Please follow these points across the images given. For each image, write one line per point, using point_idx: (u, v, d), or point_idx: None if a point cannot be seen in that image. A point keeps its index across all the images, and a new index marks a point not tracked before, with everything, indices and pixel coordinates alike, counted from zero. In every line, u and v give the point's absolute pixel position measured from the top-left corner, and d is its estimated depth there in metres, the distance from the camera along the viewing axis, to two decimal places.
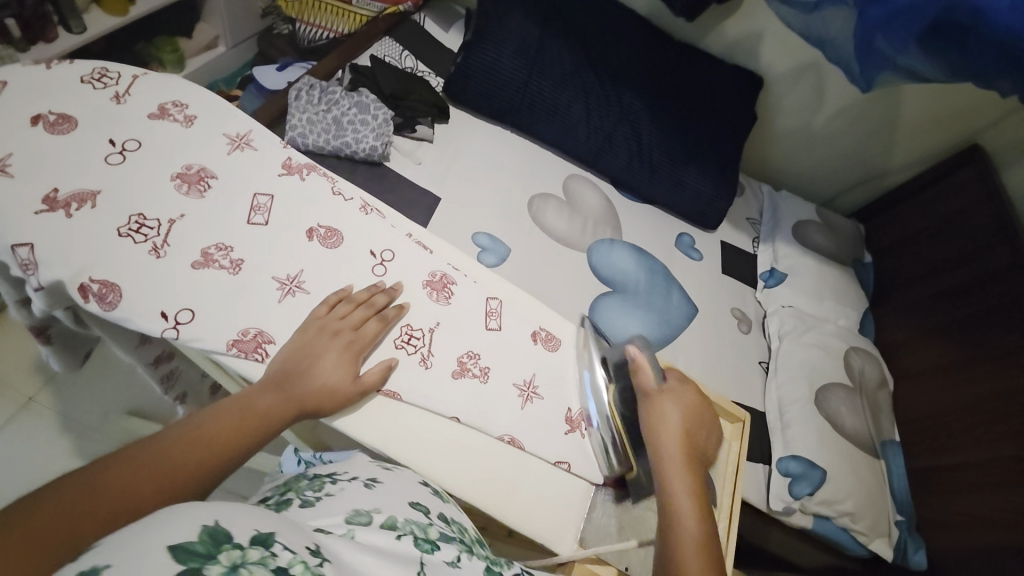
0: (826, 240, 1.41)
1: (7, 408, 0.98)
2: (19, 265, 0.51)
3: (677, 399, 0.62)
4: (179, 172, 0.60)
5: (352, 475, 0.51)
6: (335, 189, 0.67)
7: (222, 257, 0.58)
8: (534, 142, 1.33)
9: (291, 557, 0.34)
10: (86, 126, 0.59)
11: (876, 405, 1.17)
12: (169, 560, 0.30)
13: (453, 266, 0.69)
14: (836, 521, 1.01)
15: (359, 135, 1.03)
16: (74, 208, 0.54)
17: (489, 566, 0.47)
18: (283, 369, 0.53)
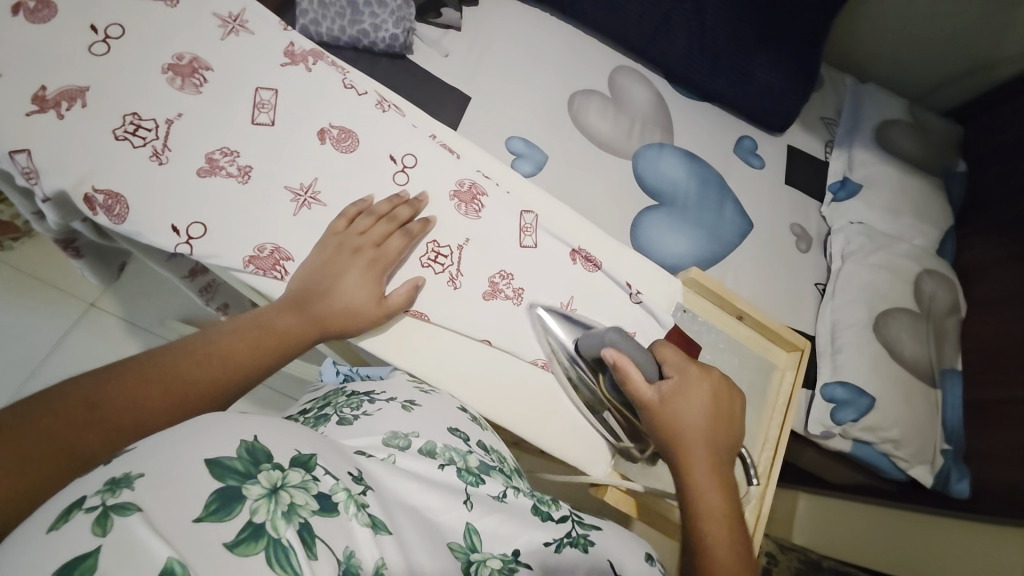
0: (915, 145, 1.21)
1: (75, 311, 1.05)
2: (21, 173, 0.48)
3: (686, 395, 0.53)
4: (170, 63, 0.54)
5: (390, 396, 0.51)
6: (347, 82, 0.60)
7: (229, 163, 0.53)
8: (577, 27, 1.14)
9: (333, 483, 0.35)
10: (66, 11, 0.53)
11: (942, 333, 1.07)
12: (208, 478, 0.30)
13: (482, 174, 0.62)
14: (877, 447, 0.98)
15: (378, 21, 0.90)
16: (65, 107, 0.50)
17: (536, 504, 0.47)
18: (304, 288, 0.51)
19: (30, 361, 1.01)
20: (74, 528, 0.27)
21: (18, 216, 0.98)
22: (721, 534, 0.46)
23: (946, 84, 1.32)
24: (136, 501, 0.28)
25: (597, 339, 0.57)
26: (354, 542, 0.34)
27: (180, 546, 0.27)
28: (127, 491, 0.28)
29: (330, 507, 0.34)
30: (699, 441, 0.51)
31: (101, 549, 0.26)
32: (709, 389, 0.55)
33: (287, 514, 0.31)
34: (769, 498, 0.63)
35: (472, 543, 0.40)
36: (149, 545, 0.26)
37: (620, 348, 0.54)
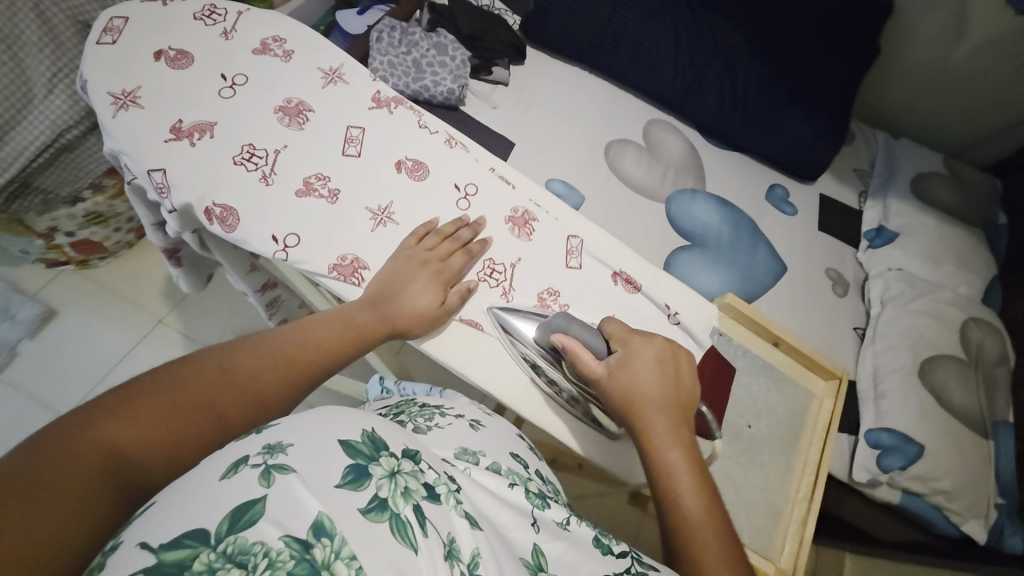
0: (952, 196, 1.22)
1: (144, 326, 1.14)
2: (155, 188, 0.57)
3: (632, 362, 0.55)
4: (281, 105, 0.64)
5: (457, 413, 0.58)
6: (421, 123, 0.68)
7: (321, 186, 0.61)
8: (614, 84, 1.25)
9: (435, 477, 0.40)
10: (200, 61, 0.63)
11: (991, 381, 1.03)
12: (343, 454, 0.36)
13: (534, 203, 0.68)
14: (927, 498, 0.93)
15: (438, 78, 1.02)
16: (196, 137, 0.60)
17: (598, 536, 0.48)
18: (380, 289, 0.57)
19: (100, 369, 1.09)
20: (247, 481, 0.32)
21: (109, 237, 1.12)
22: (688, 481, 0.49)
23: (984, 141, 1.34)
24: (290, 464, 0.34)
25: (544, 329, 0.58)
26: (454, 529, 0.39)
27: (325, 506, 0.32)
28: (282, 455, 0.34)
29: (435, 496, 0.39)
30: (652, 406, 0.53)
31: (267, 498, 0.31)
32: (653, 352, 0.57)
33: (405, 494, 0.36)
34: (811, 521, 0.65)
35: (540, 561, 0.43)
36: (306, 500, 0.32)
37: (567, 332, 0.57)
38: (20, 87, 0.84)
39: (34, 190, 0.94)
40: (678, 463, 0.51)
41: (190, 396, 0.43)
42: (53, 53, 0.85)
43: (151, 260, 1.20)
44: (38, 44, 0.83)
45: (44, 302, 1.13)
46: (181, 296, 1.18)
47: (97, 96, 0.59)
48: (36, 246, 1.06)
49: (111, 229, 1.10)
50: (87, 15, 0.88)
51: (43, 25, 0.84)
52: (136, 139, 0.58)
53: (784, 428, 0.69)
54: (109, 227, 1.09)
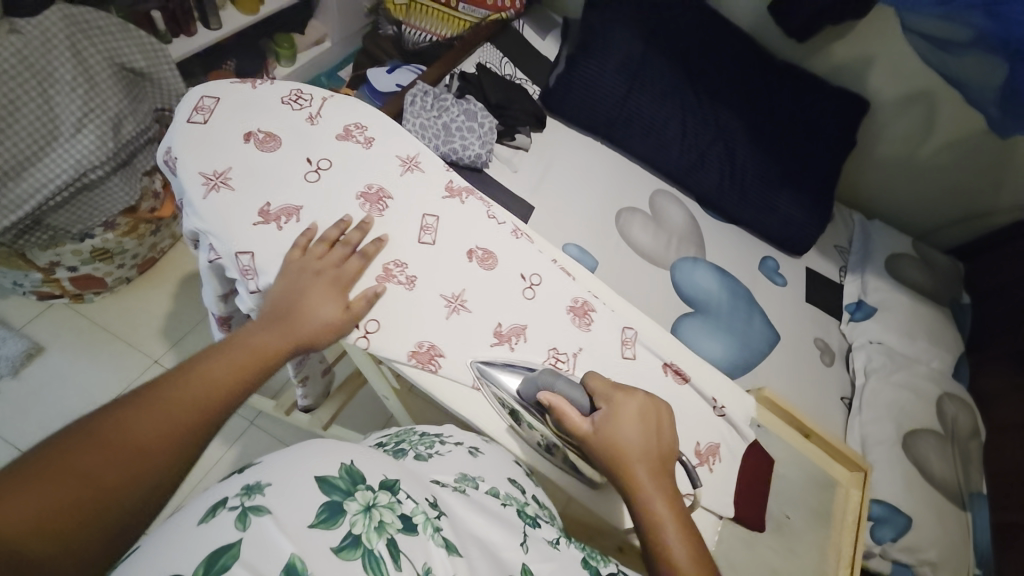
0: (922, 276, 1.35)
1: (138, 368, 1.09)
2: (241, 270, 0.56)
3: (611, 414, 0.54)
4: (362, 190, 0.63)
5: (458, 440, 0.56)
6: (490, 213, 0.68)
7: (399, 273, 0.60)
8: (625, 155, 1.33)
9: (413, 506, 0.40)
10: (288, 145, 0.63)
11: (966, 455, 1.11)
12: (317, 491, 0.37)
13: (593, 293, 0.68)
14: (917, 572, 0.98)
15: (466, 142, 1.07)
16: (284, 221, 0.59)
17: (586, 558, 0.48)
18: (279, 306, 0.52)
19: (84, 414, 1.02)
20: (223, 527, 0.34)
21: (110, 273, 1.08)
22: (676, 535, 0.49)
23: (944, 228, 1.50)
24: (265, 505, 0.35)
25: (529, 385, 0.57)
26: (431, 559, 0.38)
27: (300, 546, 0.34)
28: (259, 496, 0.36)
29: (411, 526, 0.39)
30: (634, 452, 0.53)
31: (242, 541, 0.33)
32: (637, 407, 0.55)
33: (378, 529, 0.37)
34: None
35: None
36: (273, 539, 0.33)
37: (553, 390, 0.55)
38: (48, 127, 0.82)
39: (44, 227, 0.90)
40: (665, 519, 0.50)
41: (95, 453, 0.37)
42: (86, 93, 0.85)
43: (150, 298, 1.17)
44: (72, 84, 0.83)
45: (30, 338, 1.07)
46: (180, 336, 1.14)
47: (188, 176, 0.58)
48: (31, 280, 1.02)
49: (114, 265, 1.07)
50: (125, 60, 0.90)
51: (79, 66, 0.84)
52: (225, 220, 0.57)
53: (814, 515, 0.72)
54: (113, 264, 1.07)
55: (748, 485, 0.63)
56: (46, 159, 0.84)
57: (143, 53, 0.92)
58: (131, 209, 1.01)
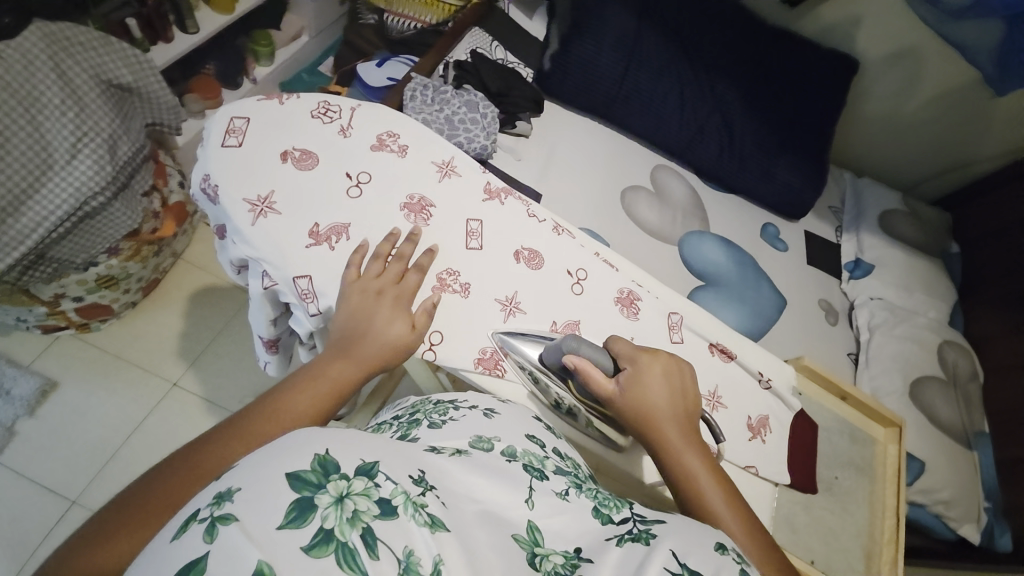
0: (914, 231, 1.40)
1: (158, 393, 1.08)
2: (299, 294, 0.56)
3: (643, 382, 0.56)
4: (405, 202, 0.63)
5: (472, 405, 0.56)
6: (530, 212, 0.68)
7: (454, 281, 0.61)
8: (623, 134, 1.33)
9: (392, 488, 0.36)
10: (325, 161, 0.62)
11: (968, 397, 1.18)
12: (286, 489, 0.33)
13: (636, 283, 0.69)
14: (930, 509, 1.05)
15: (471, 135, 1.04)
16: (334, 240, 0.58)
17: (597, 506, 0.46)
18: (346, 330, 0.53)
19: (114, 442, 1.03)
20: (192, 537, 0.31)
21: (118, 299, 1.07)
22: (709, 483, 0.52)
23: (927, 180, 1.55)
24: (233, 513, 0.32)
25: (554, 351, 0.57)
26: (412, 541, 0.34)
27: (267, 551, 0.30)
28: (228, 504, 0.32)
29: (390, 511, 0.35)
30: (668, 423, 0.55)
31: (208, 555, 0.30)
32: (661, 368, 0.57)
33: (352, 519, 0.33)
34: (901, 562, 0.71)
35: (535, 537, 0.41)
36: (240, 548, 0.30)
37: (579, 353, 0.55)
38: (43, 156, 0.79)
39: (49, 261, 0.88)
40: (697, 470, 0.53)
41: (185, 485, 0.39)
42: (76, 116, 0.81)
43: (160, 320, 1.15)
44: (62, 108, 0.79)
45: (43, 374, 1.06)
46: (197, 354, 1.13)
47: (234, 204, 0.57)
48: (37, 313, 1.00)
49: (120, 291, 1.06)
50: (112, 76, 0.86)
51: (66, 87, 0.80)
52: (277, 245, 0.57)
53: (855, 474, 0.75)
54: (119, 290, 1.05)
55: (796, 452, 0.67)
56: (44, 189, 0.80)
57: (127, 66, 0.88)
58: (133, 232, 0.99)
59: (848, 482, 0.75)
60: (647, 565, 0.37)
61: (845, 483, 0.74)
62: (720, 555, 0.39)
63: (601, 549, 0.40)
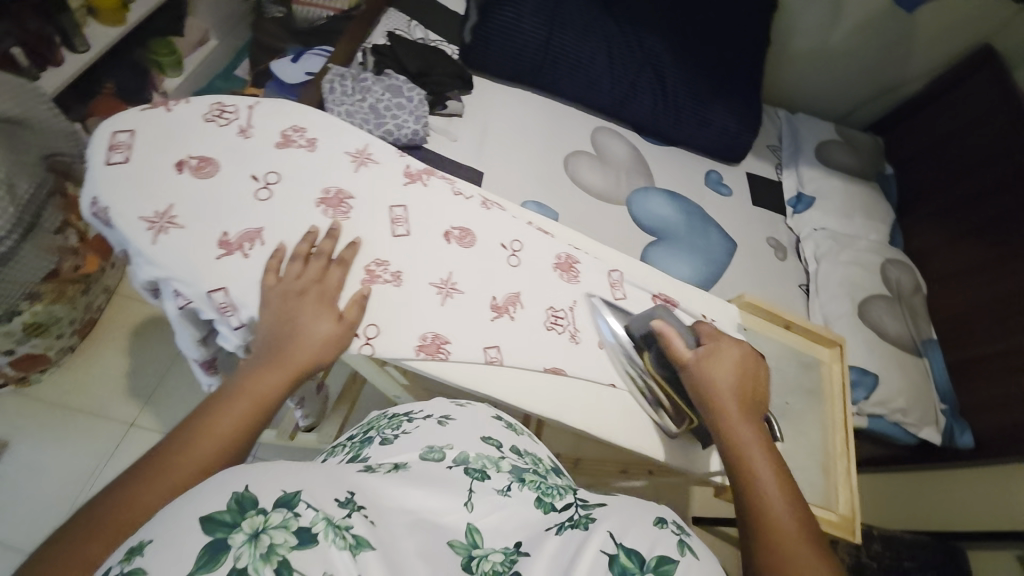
0: (850, 158, 1.45)
1: (116, 437, 1.04)
2: (217, 308, 0.53)
3: (718, 358, 0.60)
4: (320, 197, 0.61)
5: (427, 415, 0.61)
6: (455, 190, 0.68)
7: (383, 271, 0.59)
8: (560, 100, 1.32)
9: (313, 515, 0.36)
10: (227, 166, 0.59)
11: (912, 309, 1.25)
12: (198, 533, 0.33)
13: (574, 246, 0.71)
14: (890, 418, 1.11)
15: (400, 120, 1.01)
16: (248, 247, 0.56)
17: (540, 497, 0.49)
18: (273, 337, 0.51)
19: (74, 494, 0.98)
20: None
21: (52, 345, 1.01)
22: (788, 518, 0.50)
23: (860, 108, 1.60)
24: (144, 566, 0.31)
25: (644, 317, 0.64)
26: (332, 565, 0.34)
27: None
28: (139, 558, 0.32)
29: (309, 539, 0.35)
30: (731, 402, 0.58)
31: None
32: (739, 353, 0.62)
33: (266, 555, 0.32)
34: (856, 473, 0.75)
35: (473, 539, 0.43)
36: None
37: (664, 320, 0.62)
38: None
39: None
40: (778, 504, 0.52)
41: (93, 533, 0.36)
42: None
43: (104, 362, 1.10)
44: None
45: None
46: (152, 391, 1.09)
47: (129, 224, 0.54)
48: None
49: (53, 337, 1.00)
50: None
51: None
52: (184, 261, 0.54)
53: (812, 396, 0.79)
54: (51, 336, 0.99)
55: None
56: None
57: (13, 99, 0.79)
58: (53, 273, 0.93)
59: (801, 407, 0.78)
60: (584, 549, 0.40)
61: (796, 408, 0.78)
62: (658, 529, 0.43)
63: (540, 540, 0.43)
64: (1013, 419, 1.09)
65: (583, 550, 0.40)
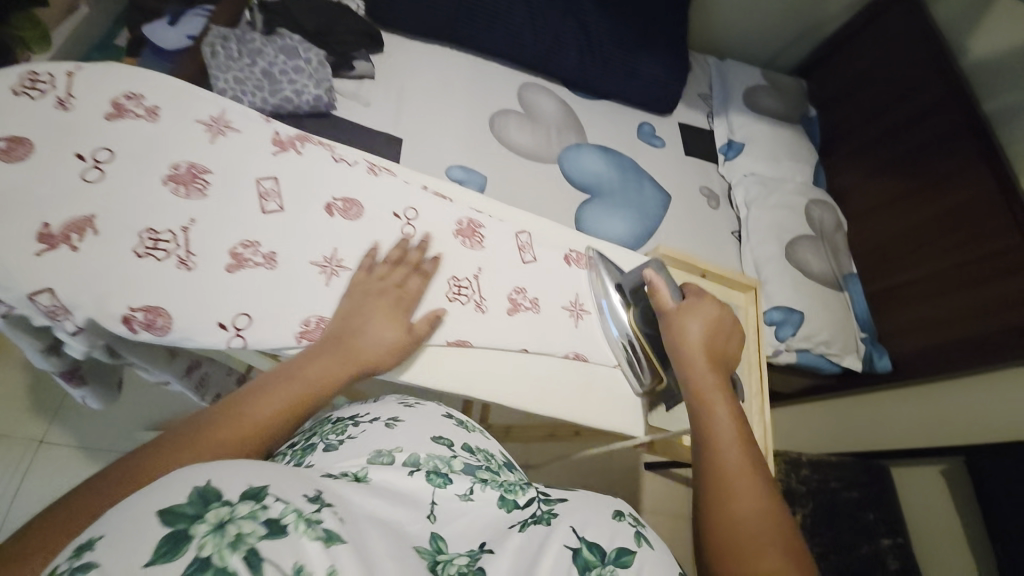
0: (776, 103, 1.46)
1: (21, 458, 0.95)
2: (45, 313, 0.47)
3: (694, 312, 0.65)
4: (169, 174, 0.55)
5: (374, 417, 0.55)
6: (336, 156, 0.65)
7: (253, 255, 0.56)
8: (481, 56, 1.25)
9: (283, 507, 0.32)
10: (44, 146, 0.51)
11: (834, 246, 1.31)
12: (155, 525, 0.28)
13: (476, 211, 0.72)
14: (815, 351, 1.16)
15: (298, 86, 0.91)
16: (76, 239, 0.49)
17: (504, 493, 0.46)
18: (339, 332, 0.54)
19: None
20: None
21: None
22: (738, 458, 0.51)
23: (786, 50, 1.61)
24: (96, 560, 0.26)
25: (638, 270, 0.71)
26: (304, 555, 0.30)
27: None
28: (89, 553, 0.27)
29: (280, 531, 0.31)
30: (699, 352, 0.62)
31: None
32: (715, 309, 0.66)
33: (233, 544, 0.28)
34: (767, 411, 0.77)
35: (437, 546, 0.40)
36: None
37: (656, 272, 0.69)
38: None
39: None
40: (729, 447, 0.52)
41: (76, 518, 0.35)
42: None
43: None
44: None
45: None
46: (59, 406, 1.00)
47: None
48: None
49: None
50: None
51: None
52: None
53: None
54: None
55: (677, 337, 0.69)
56: None
57: None
58: None
59: None
60: (548, 546, 0.39)
61: None
62: (618, 522, 0.43)
63: (504, 538, 0.42)
64: (927, 340, 1.17)
65: (547, 548, 0.39)
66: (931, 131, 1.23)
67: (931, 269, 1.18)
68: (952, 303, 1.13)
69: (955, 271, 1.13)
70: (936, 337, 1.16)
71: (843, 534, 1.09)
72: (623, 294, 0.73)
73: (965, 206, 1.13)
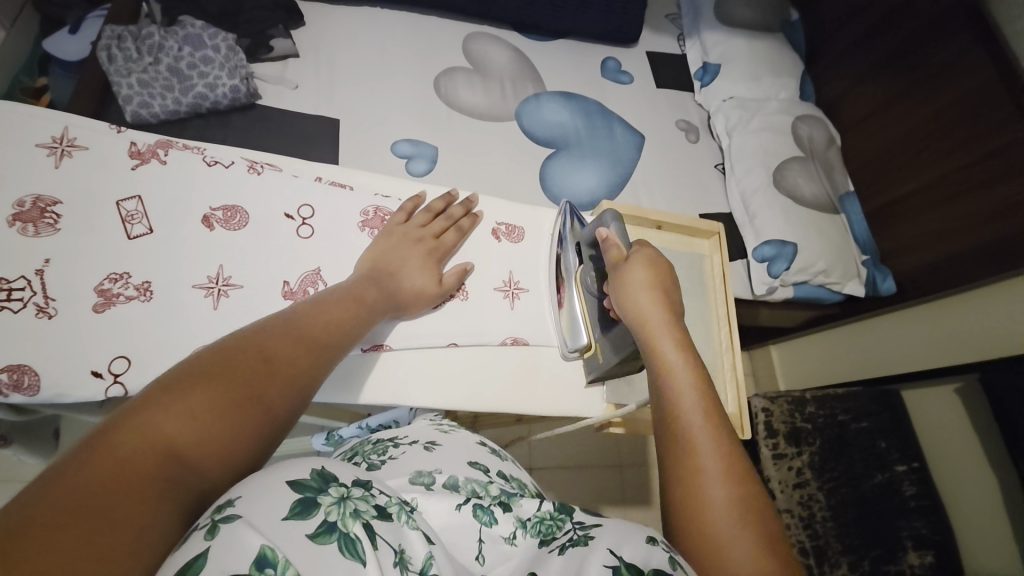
0: (753, 11, 1.30)
1: None
2: None
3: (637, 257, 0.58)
4: (14, 213, 0.56)
5: (412, 440, 0.52)
6: (209, 158, 0.65)
7: (122, 288, 0.57)
8: (417, 11, 1.14)
9: (387, 498, 0.35)
10: None
11: (827, 164, 1.21)
12: (286, 489, 0.30)
13: (380, 196, 0.71)
14: (813, 282, 1.09)
15: (210, 79, 0.85)
16: None
17: (545, 536, 0.39)
18: (379, 265, 0.60)
19: None
20: (188, 542, 0.27)
21: None
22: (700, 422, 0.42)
23: None
24: (238, 512, 0.28)
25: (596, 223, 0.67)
26: (405, 543, 0.33)
27: (272, 538, 0.27)
28: (230, 507, 0.28)
29: (386, 515, 0.33)
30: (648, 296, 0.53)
31: (210, 549, 0.26)
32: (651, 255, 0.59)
33: (354, 514, 0.31)
34: (739, 364, 0.73)
35: None
36: (247, 537, 0.26)
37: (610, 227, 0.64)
38: None
39: None
40: (690, 402, 0.44)
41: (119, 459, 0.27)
42: None
43: None
44: None
45: None
46: None
47: None
48: None
49: None
50: None
51: None
52: None
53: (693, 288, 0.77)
54: None
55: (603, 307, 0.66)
56: None
57: None
58: None
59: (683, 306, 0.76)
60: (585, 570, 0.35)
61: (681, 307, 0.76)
62: (650, 547, 0.36)
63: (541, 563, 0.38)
64: (937, 254, 1.08)
65: None
66: (925, 17, 1.10)
67: (935, 175, 1.08)
68: (961, 211, 1.03)
69: (961, 175, 1.03)
70: (945, 249, 1.06)
71: (854, 466, 1.08)
72: (579, 252, 0.70)
73: (965, 100, 1.02)
